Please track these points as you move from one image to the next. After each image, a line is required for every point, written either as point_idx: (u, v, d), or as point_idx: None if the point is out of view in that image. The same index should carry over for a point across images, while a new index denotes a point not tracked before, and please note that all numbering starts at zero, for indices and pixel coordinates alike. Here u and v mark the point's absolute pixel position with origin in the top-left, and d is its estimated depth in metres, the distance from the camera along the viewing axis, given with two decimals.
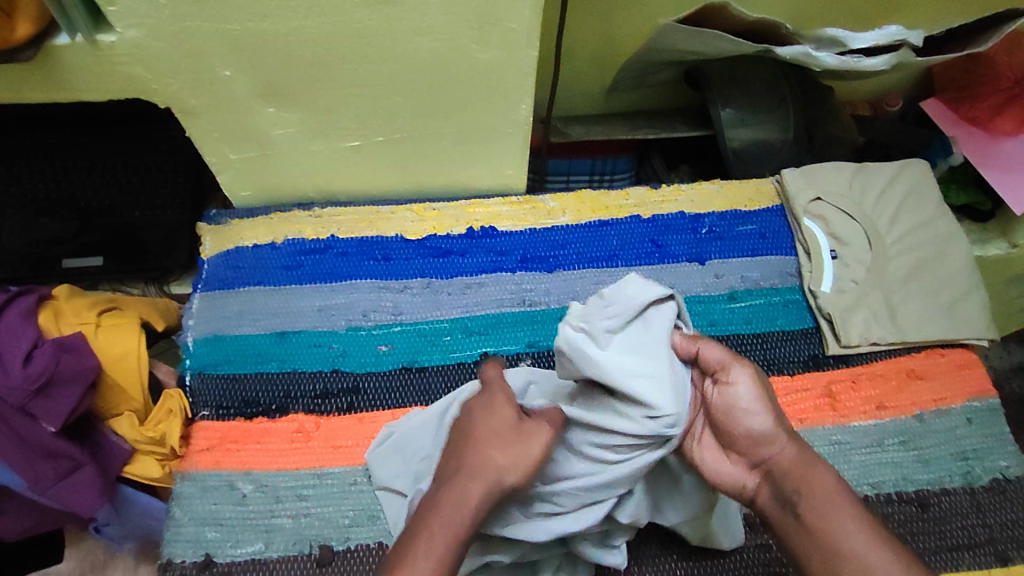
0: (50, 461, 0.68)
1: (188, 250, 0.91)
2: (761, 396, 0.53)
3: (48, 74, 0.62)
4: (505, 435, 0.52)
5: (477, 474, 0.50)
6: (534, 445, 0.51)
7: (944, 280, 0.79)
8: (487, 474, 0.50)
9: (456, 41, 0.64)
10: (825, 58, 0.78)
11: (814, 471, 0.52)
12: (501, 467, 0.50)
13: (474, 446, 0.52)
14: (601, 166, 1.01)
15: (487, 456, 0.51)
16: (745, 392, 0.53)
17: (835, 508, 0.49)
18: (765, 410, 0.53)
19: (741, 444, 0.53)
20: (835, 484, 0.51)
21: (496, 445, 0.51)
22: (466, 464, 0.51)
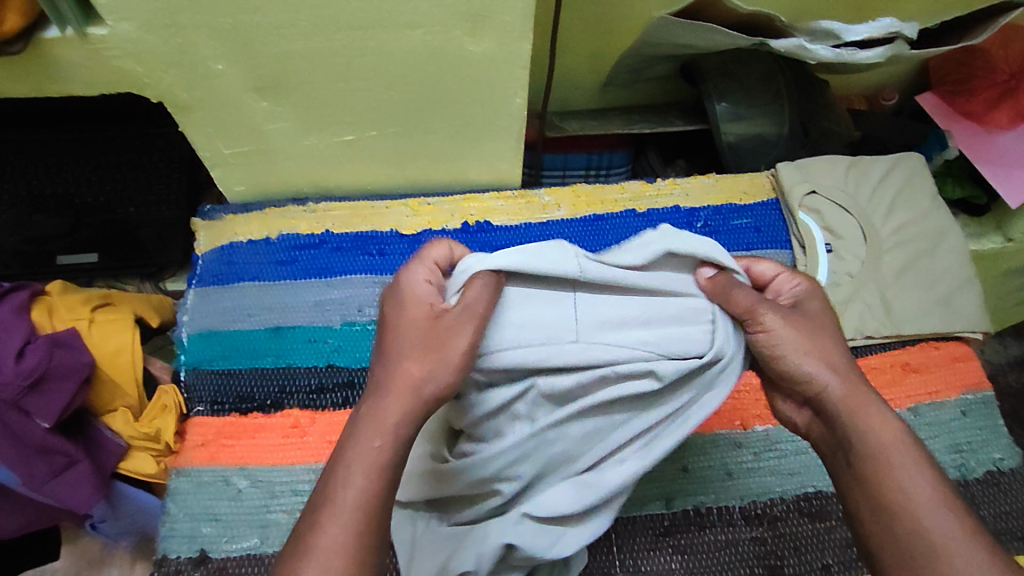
0: (44, 458, 0.68)
1: (184, 247, 0.90)
2: (798, 336, 0.51)
3: (40, 68, 0.62)
4: (423, 342, 0.48)
5: (396, 389, 0.47)
6: (456, 343, 0.47)
7: (940, 273, 0.79)
8: (405, 388, 0.47)
9: (448, 34, 0.64)
10: (820, 50, 0.77)
11: (868, 409, 0.50)
12: (419, 380, 0.47)
13: (392, 361, 0.48)
14: (597, 162, 1.01)
15: (401, 365, 0.47)
16: (785, 336, 0.51)
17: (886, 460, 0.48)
18: (807, 349, 0.51)
19: (783, 382, 0.53)
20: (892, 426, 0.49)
21: (412, 351, 0.48)
22: (385, 378, 0.48)
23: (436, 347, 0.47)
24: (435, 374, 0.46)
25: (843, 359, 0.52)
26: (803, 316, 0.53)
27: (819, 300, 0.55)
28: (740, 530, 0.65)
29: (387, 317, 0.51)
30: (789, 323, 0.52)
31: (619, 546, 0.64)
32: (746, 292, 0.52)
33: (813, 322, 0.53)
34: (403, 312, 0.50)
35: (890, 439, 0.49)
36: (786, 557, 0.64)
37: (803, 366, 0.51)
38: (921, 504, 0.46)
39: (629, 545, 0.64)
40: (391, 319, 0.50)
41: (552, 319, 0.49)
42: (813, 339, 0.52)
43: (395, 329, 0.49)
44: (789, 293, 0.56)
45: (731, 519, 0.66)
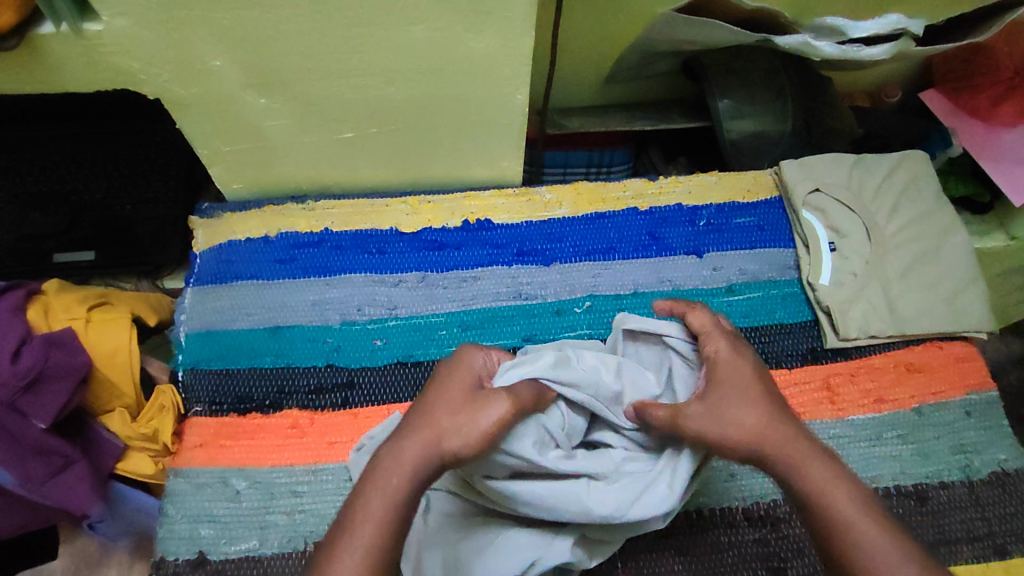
0: (41, 458, 0.67)
1: (181, 248, 0.90)
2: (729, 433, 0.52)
3: (34, 64, 0.61)
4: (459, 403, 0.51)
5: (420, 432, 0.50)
6: (484, 419, 0.50)
7: (943, 273, 0.78)
8: (430, 433, 0.49)
9: (450, 30, 0.63)
10: (825, 46, 0.76)
11: (807, 469, 0.51)
12: (445, 432, 0.49)
13: (427, 411, 0.51)
14: (598, 159, 1.00)
15: (434, 417, 0.50)
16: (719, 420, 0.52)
17: (832, 504, 0.49)
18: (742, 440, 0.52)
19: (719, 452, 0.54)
20: (830, 478, 0.50)
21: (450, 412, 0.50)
22: (416, 422, 0.51)
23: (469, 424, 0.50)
24: (462, 427, 0.49)
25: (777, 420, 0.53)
26: (732, 390, 0.54)
27: (743, 364, 0.56)
28: (744, 532, 0.65)
29: (436, 374, 0.55)
30: (721, 407, 0.53)
31: (622, 548, 0.64)
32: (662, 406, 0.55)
33: (746, 394, 0.54)
34: (455, 375, 0.54)
35: (832, 486, 0.50)
36: (790, 559, 0.64)
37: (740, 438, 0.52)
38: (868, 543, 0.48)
39: (633, 547, 0.64)
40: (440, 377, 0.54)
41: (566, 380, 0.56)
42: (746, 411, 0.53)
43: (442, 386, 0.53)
44: (722, 358, 0.56)
45: (734, 520, 0.66)
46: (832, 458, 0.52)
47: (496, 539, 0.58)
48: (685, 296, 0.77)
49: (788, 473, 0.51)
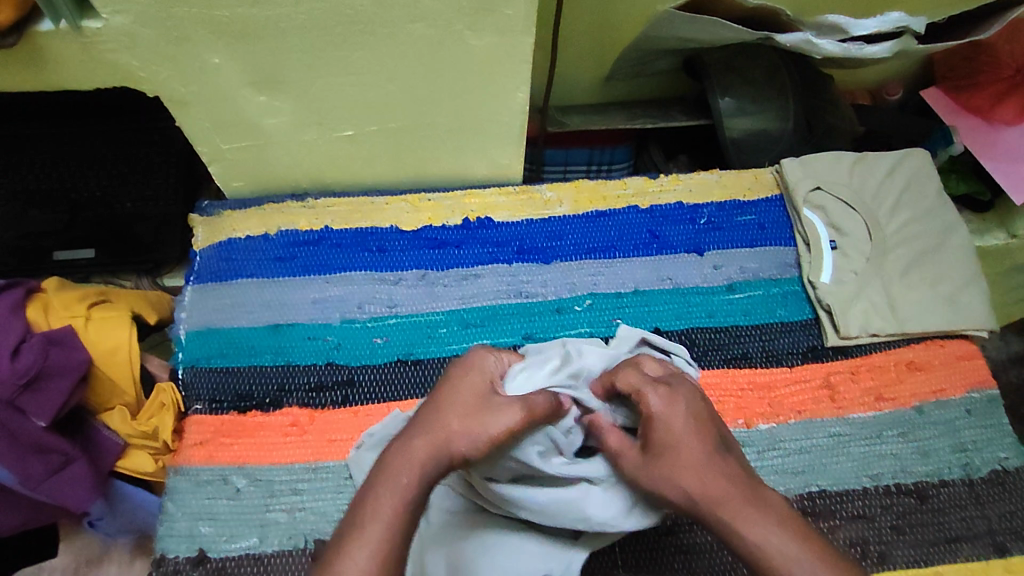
0: (41, 456, 0.67)
1: (181, 243, 0.91)
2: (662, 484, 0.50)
3: (33, 61, 0.60)
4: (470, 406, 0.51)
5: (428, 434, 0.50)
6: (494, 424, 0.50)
7: (944, 271, 0.78)
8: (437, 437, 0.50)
9: (450, 28, 0.63)
10: (826, 44, 0.76)
11: (745, 526, 0.48)
12: (453, 434, 0.50)
13: (436, 411, 0.51)
14: (598, 157, 1.00)
15: (443, 420, 0.51)
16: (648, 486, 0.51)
17: (774, 565, 0.46)
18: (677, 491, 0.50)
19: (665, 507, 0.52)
20: (769, 536, 0.47)
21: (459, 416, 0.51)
22: (425, 425, 0.51)
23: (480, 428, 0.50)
24: (472, 432, 0.50)
25: (710, 481, 0.49)
26: (662, 452, 0.51)
27: (675, 417, 0.52)
28: None
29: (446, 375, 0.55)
30: (648, 473, 0.51)
31: (623, 547, 0.64)
32: (616, 434, 0.55)
33: (674, 455, 0.51)
34: (468, 376, 0.54)
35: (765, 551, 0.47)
36: None
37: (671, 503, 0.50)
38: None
39: (633, 546, 0.64)
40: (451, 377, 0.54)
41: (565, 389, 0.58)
42: (675, 477, 0.50)
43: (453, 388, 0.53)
44: (654, 416, 0.53)
45: None
46: (773, 512, 0.48)
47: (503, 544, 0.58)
48: (686, 295, 0.77)
49: (728, 533, 0.48)
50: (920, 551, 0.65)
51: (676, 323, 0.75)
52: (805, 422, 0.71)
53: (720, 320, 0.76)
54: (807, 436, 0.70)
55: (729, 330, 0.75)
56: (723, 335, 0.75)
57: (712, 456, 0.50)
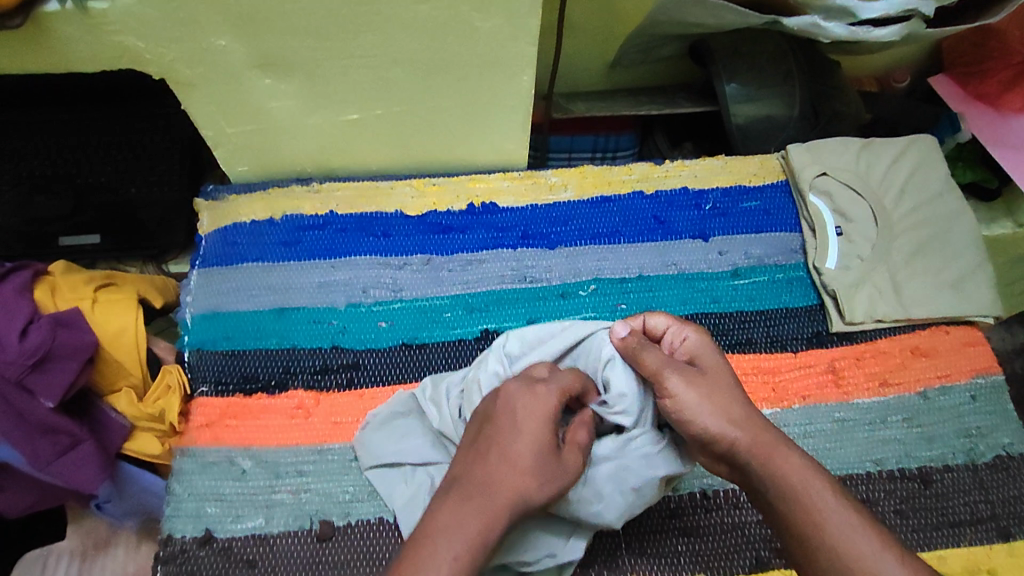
0: (48, 437, 0.67)
1: (186, 230, 0.90)
2: (703, 399, 0.56)
3: (39, 43, 0.60)
4: (541, 464, 0.53)
5: (492, 494, 0.51)
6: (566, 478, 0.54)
7: (951, 257, 0.78)
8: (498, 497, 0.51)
9: (455, 9, 0.62)
10: (834, 27, 0.75)
11: (780, 457, 0.53)
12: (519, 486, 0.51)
13: (499, 454, 0.53)
14: (604, 143, 0.99)
15: (499, 476, 0.52)
16: (692, 399, 0.55)
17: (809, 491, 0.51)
18: (715, 413, 0.55)
19: (694, 444, 0.56)
20: (804, 466, 0.53)
21: (525, 468, 0.52)
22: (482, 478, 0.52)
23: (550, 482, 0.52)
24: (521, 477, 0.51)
25: (745, 410, 0.56)
26: (703, 375, 0.57)
27: (709, 348, 0.60)
28: (746, 514, 0.65)
29: (507, 413, 0.55)
30: (694, 387, 0.56)
31: (625, 528, 0.64)
32: (655, 353, 0.58)
33: (714, 379, 0.57)
34: (533, 427, 0.54)
35: (805, 482, 0.52)
36: None
37: (711, 425, 0.55)
38: (838, 531, 0.50)
39: (635, 526, 0.64)
40: (514, 423, 0.54)
41: (574, 332, 0.64)
42: (715, 396, 0.56)
43: (521, 439, 0.53)
44: (691, 348, 0.60)
45: (738, 502, 0.65)
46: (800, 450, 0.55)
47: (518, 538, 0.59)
48: (690, 280, 0.77)
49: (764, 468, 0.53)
50: (923, 535, 0.65)
51: (681, 308, 0.75)
52: (809, 407, 0.71)
53: (724, 306, 0.76)
54: (810, 421, 0.70)
55: (734, 316, 0.75)
56: (728, 320, 0.75)
57: (743, 390, 0.58)
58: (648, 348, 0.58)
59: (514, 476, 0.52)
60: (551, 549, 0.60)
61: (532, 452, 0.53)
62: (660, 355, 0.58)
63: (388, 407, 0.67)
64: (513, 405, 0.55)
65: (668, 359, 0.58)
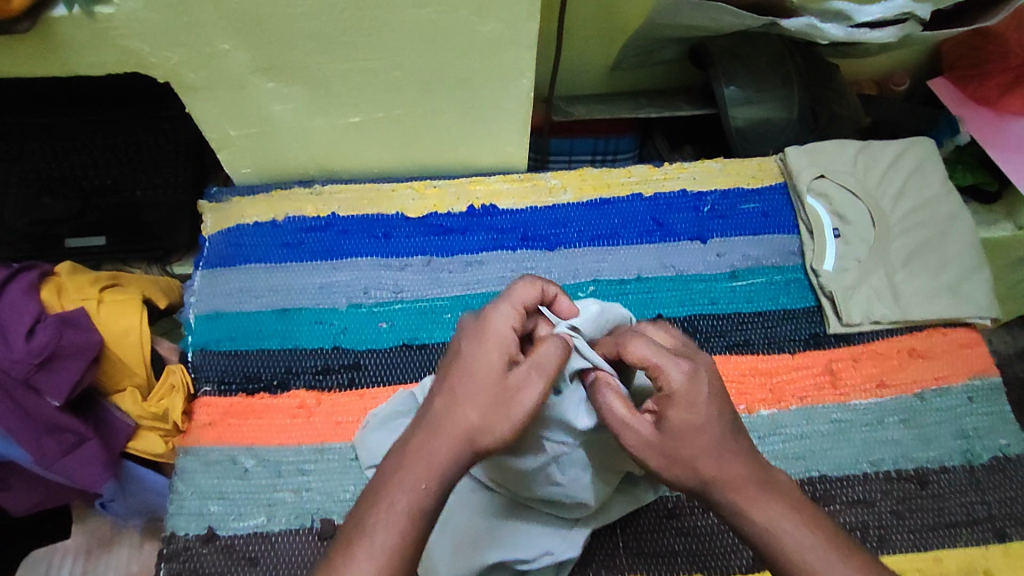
0: (54, 435, 0.69)
1: (190, 230, 0.93)
2: (662, 461, 0.49)
3: (46, 47, 0.62)
4: (487, 390, 0.49)
5: (447, 432, 0.48)
6: (518, 405, 0.48)
7: (947, 260, 0.78)
8: (458, 435, 0.48)
9: (456, 14, 0.63)
10: (831, 29, 0.76)
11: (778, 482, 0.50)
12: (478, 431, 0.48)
13: (452, 396, 0.49)
14: (603, 146, 1.00)
15: (455, 412, 0.48)
16: (655, 465, 0.49)
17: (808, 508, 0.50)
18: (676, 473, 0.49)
19: None
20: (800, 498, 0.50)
21: (468, 397, 0.49)
22: (436, 421, 0.49)
23: (503, 404, 0.48)
24: None
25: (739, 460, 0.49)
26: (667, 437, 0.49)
27: (688, 400, 0.49)
28: None
29: (455, 344, 0.52)
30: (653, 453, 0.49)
31: (622, 527, 0.65)
32: (616, 402, 0.51)
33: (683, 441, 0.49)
34: (478, 352, 0.51)
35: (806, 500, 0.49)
36: None
37: (679, 484, 0.49)
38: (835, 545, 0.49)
39: (630, 524, 0.65)
40: (458, 350, 0.52)
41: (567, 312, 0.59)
42: (680, 465, 0.49)
43: (465, 364, 0.50)
44: (673, 407, 0.49)
45: None
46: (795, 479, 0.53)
47: (508, 535, 0.61)
48: (688, 282, 0.77)
49: None
50: (920, 536, 0.66)
51: (680, 309, 0.76)
52: (806, 408, 0.71)
53: (722, 308, 0.76)
54: (809, 422, 0.71)
55: (733, 317, 0.76)
56: (725, 321, 0.75)
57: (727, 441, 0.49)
58: (605, 396, 0.51)
59: (464, 406, 0.48)
60: (547, 546, 0.60)
61: (481, 381, 0.49)
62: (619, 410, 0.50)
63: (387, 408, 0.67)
64: (460, 334, 0.53)
65: (631, 410, 0.50)
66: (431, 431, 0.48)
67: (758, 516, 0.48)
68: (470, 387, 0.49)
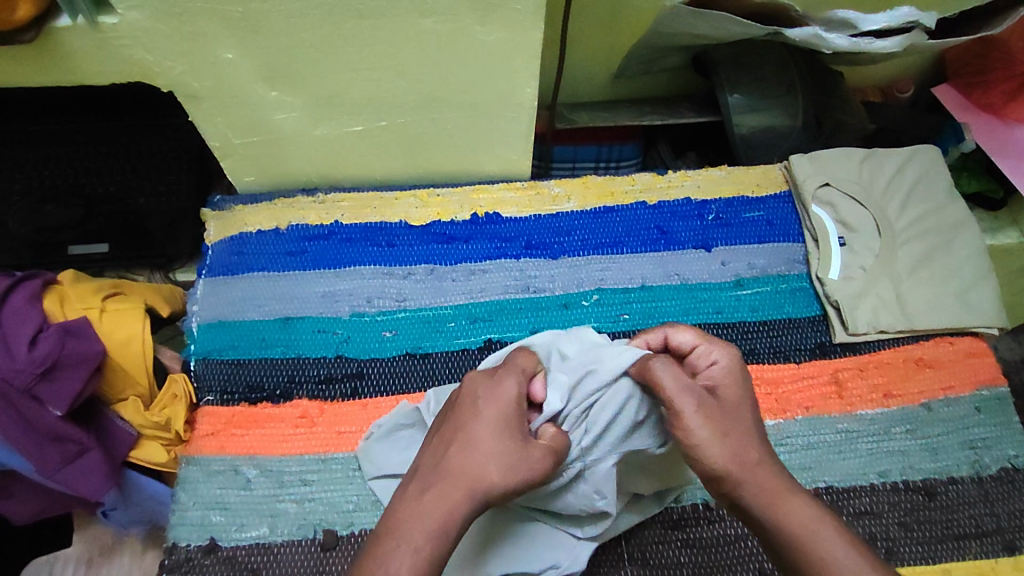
0: (57, 445, 0.68)
1: (193, 239, 0.91)
2: (715, 429, 0.52)
3: (50, 56, 0.62)
4: (505, 451, 0.50)
5: (456, 480, 0.48)
6: (530, 473, 0.50)
7: (954, 268, 0.78)
8: (466, 483, 0.48)
9: (460, 23, 0.63)
10: (836, 38, 0.75)
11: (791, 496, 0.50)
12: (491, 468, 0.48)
13: (466, 447, 0.50)
14: (607, 153, 1.00)
15: (471, 465, 0.49)
16: (705, 433, 0.51)
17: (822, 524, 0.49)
18: (724, 445, 0.51)
19: (704, 477, 0.52)
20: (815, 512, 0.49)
21: (487, 455, 0.49)
22: (447, 468, 0.49)
23: (517, 467, 0.50)
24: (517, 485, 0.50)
25: (761, 449, 0.52)
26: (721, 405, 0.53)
27: (737, 376, 0.55)
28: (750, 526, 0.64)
29: (471, 400, 0.53)
30: (710, 419, 0.52)
31: (627, 539, 0.64)
32: (672, 370, 0.54)
33: (730, 411, 0.53)
34: (497, 414, 0.52)
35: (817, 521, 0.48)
36: None
37: (720, 459, 0.51)
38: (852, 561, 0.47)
39: (635, 537, 0.64)
40: (476, 407, 0.53)
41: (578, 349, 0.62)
42: (733, 435, 0.52)
43: (484, 424, 0.51)
44: (717, 373, 0.55)
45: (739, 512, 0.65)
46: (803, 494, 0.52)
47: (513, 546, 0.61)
48: (693, 291, 0.77)
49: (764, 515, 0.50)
50: (928, 548, 0.65)
51: (684, 318, 0.75)
52: (812, 418, 0.71)
53: (728, 317, 0.76)
54: (815, 432, 0.70)
55: (738, 326, 0.75)
56: (730, 331, 0.75)
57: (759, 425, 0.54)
58: (663, 364, 0.54)
59: (484, 461, 0.49)
60: (552, 559, 0.60)
61: (496, 440, 0.50)
62: (678, 376, 0.54)
63: (390, 419, 0.67)
64: (475, 392, 0.54)
65: (685, 379, 0.54)
66: (443, 482, 0.48)
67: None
68: (487, 445, 0.50)
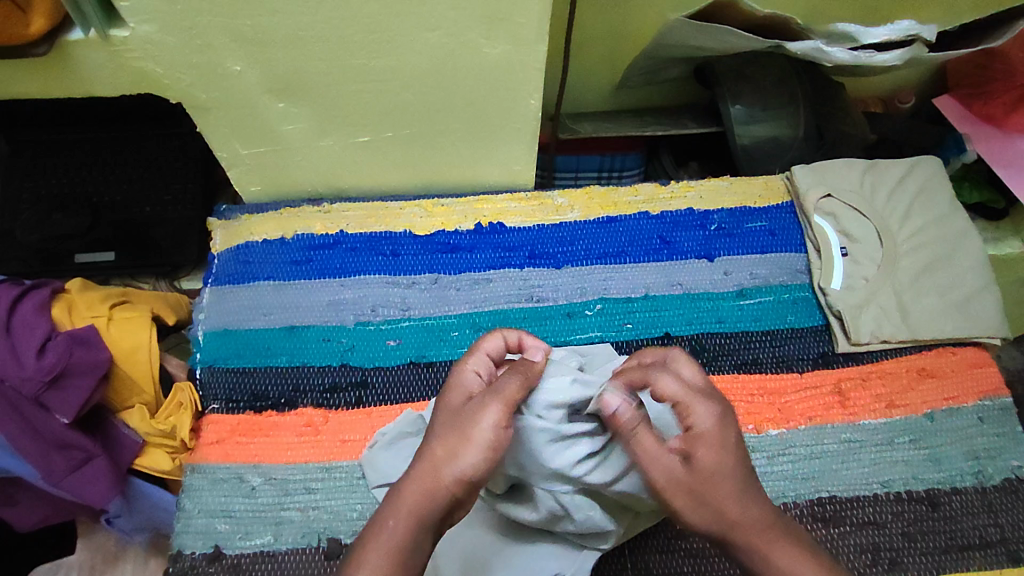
0: (63, 452, 0.69)
1: (199, 246, 0.89)
2: (690, 502, 0.48)
3: (61, 69, 0.62)
4: (451, 425, 0.51)
5: (419, 469, 0.49)
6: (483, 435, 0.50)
7: (955, 280, 0.78)
8: (427, 468, 0.49)
9: (465, 37, 0.64)
10: (836, 51, 0.76)
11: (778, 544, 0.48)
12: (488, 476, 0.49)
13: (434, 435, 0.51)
14: (610, 163, 1.01)
15: (426, 449, 0.50)
16: (681, 503, 0.48)
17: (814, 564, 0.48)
18: (698, 518, 0.48)
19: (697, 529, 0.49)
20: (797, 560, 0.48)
21: (437, 436, 0.51)
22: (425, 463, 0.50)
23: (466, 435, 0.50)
24: None
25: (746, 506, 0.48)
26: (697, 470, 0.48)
27: (718, 442, 0.49)
28: None
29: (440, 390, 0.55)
30: (682, 492, 0.48)
31: (631, 548, 0.64)
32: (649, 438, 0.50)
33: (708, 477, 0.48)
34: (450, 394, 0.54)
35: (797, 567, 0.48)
36: None
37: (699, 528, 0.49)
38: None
39: (637, 546, 0.64)
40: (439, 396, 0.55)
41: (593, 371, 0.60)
42: (708, 505, 0.48)
43: (443, 405, 0.53)
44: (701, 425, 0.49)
45: None
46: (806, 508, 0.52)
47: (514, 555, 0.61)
48: (695, 301, 0.77)
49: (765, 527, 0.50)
50: (932, 559, 0.65)
51: (687, 328, 0.76)
52: (816, 428, 0.71)
53: (730, 327, 0.76)
54: (818, 442, 0.70)
55: (740, 336, 0.76)
56: (733, 341, 0.75)
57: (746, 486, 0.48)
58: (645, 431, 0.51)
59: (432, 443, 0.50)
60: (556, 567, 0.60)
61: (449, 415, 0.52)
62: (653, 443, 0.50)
63: (395, 426, 0.67)
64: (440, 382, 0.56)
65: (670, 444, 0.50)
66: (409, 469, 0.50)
67: (768, 543, 0.48)
68: (441, 424, 0.52)
